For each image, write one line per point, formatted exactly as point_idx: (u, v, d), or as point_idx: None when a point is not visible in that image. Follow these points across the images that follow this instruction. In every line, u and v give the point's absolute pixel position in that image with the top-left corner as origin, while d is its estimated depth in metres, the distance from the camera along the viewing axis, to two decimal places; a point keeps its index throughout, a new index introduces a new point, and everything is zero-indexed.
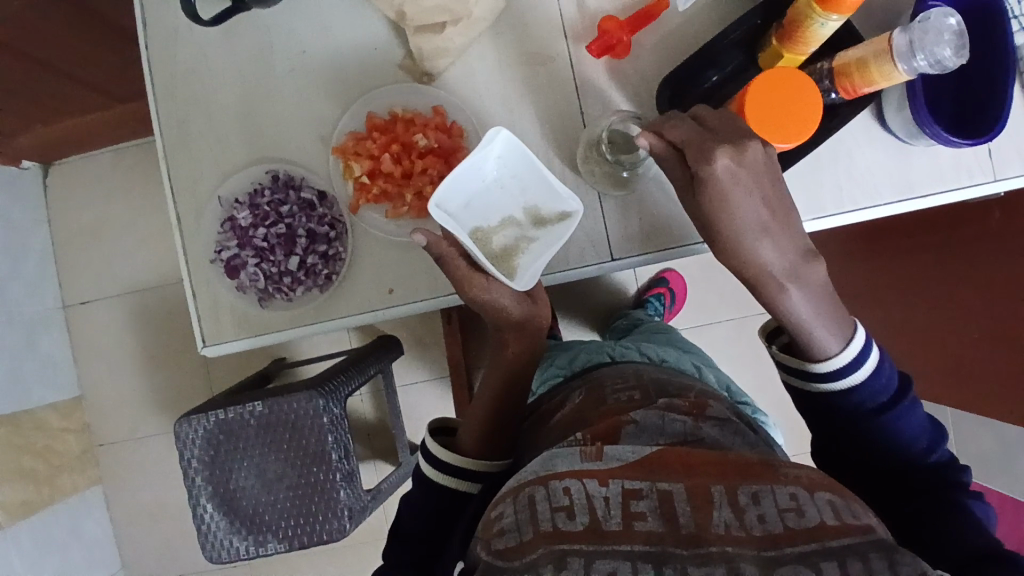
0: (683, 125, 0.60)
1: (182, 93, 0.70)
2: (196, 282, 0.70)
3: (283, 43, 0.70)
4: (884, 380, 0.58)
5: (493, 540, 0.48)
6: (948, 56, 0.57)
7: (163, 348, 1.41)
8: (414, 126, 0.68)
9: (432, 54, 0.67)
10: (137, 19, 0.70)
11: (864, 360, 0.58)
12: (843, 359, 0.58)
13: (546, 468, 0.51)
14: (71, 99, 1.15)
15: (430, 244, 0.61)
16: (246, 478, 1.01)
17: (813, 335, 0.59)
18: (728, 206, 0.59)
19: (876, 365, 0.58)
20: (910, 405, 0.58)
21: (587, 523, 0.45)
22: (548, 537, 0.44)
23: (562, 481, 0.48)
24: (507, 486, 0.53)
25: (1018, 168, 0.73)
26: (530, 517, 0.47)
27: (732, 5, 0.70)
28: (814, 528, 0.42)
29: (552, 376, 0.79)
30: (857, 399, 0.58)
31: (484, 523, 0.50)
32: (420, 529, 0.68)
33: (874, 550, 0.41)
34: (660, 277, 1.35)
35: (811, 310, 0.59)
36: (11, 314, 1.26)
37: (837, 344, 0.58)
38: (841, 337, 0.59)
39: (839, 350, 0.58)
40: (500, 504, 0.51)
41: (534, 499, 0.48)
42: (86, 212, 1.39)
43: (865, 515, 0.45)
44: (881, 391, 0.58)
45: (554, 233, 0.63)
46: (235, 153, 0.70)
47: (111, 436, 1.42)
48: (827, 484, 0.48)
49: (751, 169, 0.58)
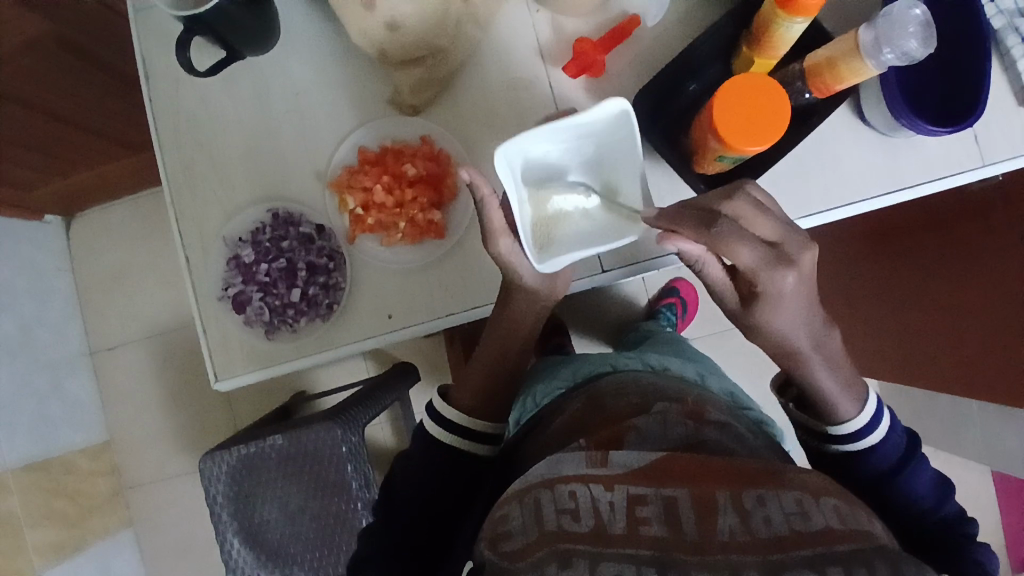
0: (746, 255, 0.58)
1: (185, 139, 0.74)
2: (206, 320, 0.72)
3: (278, 86, 0.73)
4: (895, 443, 0.64)
5: (498, 541, 0.48)
6: (914, 48, 0.59)
7: (186, 388, 1.45)
8: (404, 156, 0.71)
9: (417, 88, 0.70)
10: (141, 73, 0.74)
11: (879, 421, 0.65)
12: (859, 421, 0.64)
13: (551, 472, 0.51)
14: (89, 154, 1.21)
15: (474, 183, 0.63)
16: (269, 511, 1.03)
17: (834, 403, 0.65)
18: (780, 312, 0.62)
19: (886, 430, 0.64)
20: (918, 464, 0.63)
21: (592, 527, 0.45)
22: (551, 539, 0.45)
23: (567, 485, 0.49)
24: (509, 490, 0.53)
25: (1007, 152, 0.73)
26: (535, 520, 0.47)
27: (702, 17, 0.73)
28: (820, 533, 0.43)
29: (552, 388, 0.74)
30: (873, 462, 0.64)
31: (489, 524, 0.50)
32: (416, 493, 0.69)
33: (879, 556, 0.41)
34: (671, 287, 1.36)
35: (835, 383, 0.65)
36: (39, 362, 1.30)
37: (853, 409, 0.65)
38: (856, 402, 0.65)
39: (857, 413, 0.65)
40: (503, 506, 0.51)
41: (539, 502, 0.48)
42: (108, 260, 1.45)
43: (869, 522, 0.45)
44: (894, 451, 0.64)
45: (615, 221, 0.66)
46: (238, 193, 0.74)
47: (140, 477, 1.45)
48: (832, 490, 0.48)
49: (806, 282, 0.61)
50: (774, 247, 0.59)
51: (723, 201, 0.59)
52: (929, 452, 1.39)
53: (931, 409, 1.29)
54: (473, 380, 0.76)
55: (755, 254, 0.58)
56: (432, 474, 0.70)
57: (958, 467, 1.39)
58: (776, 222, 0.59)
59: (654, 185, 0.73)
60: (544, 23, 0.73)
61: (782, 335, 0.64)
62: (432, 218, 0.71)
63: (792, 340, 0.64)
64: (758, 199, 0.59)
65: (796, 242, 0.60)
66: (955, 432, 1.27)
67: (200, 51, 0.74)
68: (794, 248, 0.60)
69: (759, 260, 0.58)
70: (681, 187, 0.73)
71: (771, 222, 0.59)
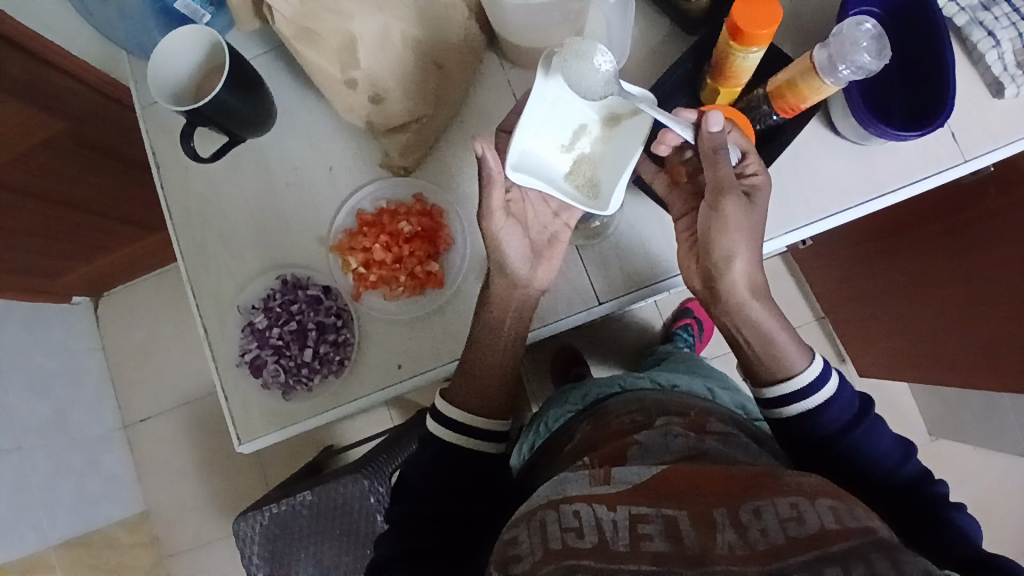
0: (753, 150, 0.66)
1: (195, 219, 0.79)
2: (227, 386, 0.76)
3: (278, 162, 0.79)
4: (848, 400, 0.64)
5: (507, 565, 0.49)
6: (869, 61, 0.61)
7: (217, 452, 1.49)
8: (399, 215, 0.75)
9: (404, 150, 0.75)
10: (152, 164, 0.80)
11: (828, 378, 0.64)
12: (807, 375, 0.64)
13: (556, 493, 0.52)
14: (110, 236, 1.28)
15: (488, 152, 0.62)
16: (304, 568, 1.04)
17: (780, 354, 0.66)
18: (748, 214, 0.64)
19: (837, 389, 0.64)
20: (874, 422, 0.63)
21: (595, 542, 0.46)
22: (558, 555, 0.46)
23: (571, 505, 0.50)
24: (519, 511, 0.54)
25: (985, 146, 0.75)
26: (542, 539, 0.48)
27: (666, 59, 0.77)
28: (815, 535, 0.43)
29: (564, 412, 0.77)
30: (827, 421, 0.63)
31: (499, 547, 0.51)
32: (428, 489, 0.67)
33: (875, 550, 0.41)
34: (683, 308, 1.37)
35: (785, 339, 0.67)
36: (75, 441, 1.35)
37: (804, 363, 0.65)
38: (804, 358, 0.66)
39: (805, 366, 0.65)
40: (513, 527, 0.52)
41: (545, 522, 0.49)
42: (136, 336, 1.51)
43: (867, 518, 0.46)
44: (848, 408, 0.63)
45: (631, 126, 0.65)
46: (248, 264, 0.78)
47: (179, 545, 1.48)
48: (829, 491, 0.49)
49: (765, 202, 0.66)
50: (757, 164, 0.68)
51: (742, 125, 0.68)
52: (967, 448, 1.36)
53: (962, 404, 1.26)
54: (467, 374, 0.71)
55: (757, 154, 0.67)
56: (426, 475, 0.68)
57: (999, 462, 1.36)
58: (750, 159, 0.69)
59: (638, 219, 0.76)
60: (518, 77, 0.78)
61: (722, 261, 0.65)
62: (430, 269, 0.75)
63: (735, 268, 0.65)
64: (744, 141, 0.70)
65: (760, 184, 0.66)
66: (989, 425, 1.23)
67: (204, 138, 0.81)
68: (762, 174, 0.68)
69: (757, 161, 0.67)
70: (663, 217, 0.76)
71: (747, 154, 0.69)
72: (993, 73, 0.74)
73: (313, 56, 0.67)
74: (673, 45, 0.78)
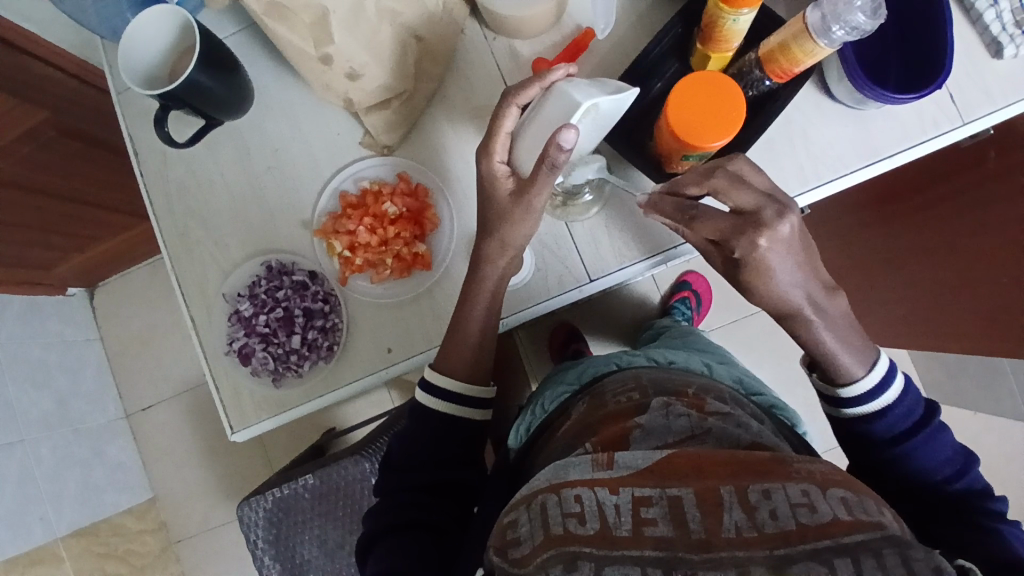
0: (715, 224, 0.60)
1: (178, 205, 0.78)
2: (218, 375, 0.76)
3: (258, 145, 0.77)
4: (910, 405, 0.63)
5: (506, 547, 0.48)
6: (864, 21, 0.57)
7: (219, 437, 1.49)
8: (383, 196, 0.73)
9: (386, 128, 0.73)
10: (131, 151, 0.79)
11: (891, 382, 0.64)
12: (869, 382, 0.64)
13: (558, 477, 0.51)
14: (99, 226, 1.26)
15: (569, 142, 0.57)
16: (309, 549, 1.04)
17: (838, 363, 0.64)
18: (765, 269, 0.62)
19: (900, 394, 0.63)
20: (934, 430, 0.62)
21: (598, 528, 0.45)
22: (557, 541, 0.45)
23: (573, 489, 0.49)
24: (519, 494, 0.53)
25: (986, 107, 0.73)
26: (542, 522, 0.47)
27: (655, 23, 0.75)
28: (828, 524, 0.42)
29: (560, 392, 0.75)
30: (885, 424, 0.63)
31: (498, 529, 0.51)
32: (419, 462, 0.67)
33: (888, 545, 0.41)
34: (681, 281, 1.36)
35: (835, 340, 0.64)
36: (77, 432, 1.35)
37: (863, 370, 0.64)
38: (865, 363, 0.64)
39: (864, 375, 0.64)
40: (513, 511, 0.52)
41: (546, 506, 0.48)
42: (133, 324, 1.51)
43: (879, 511, 0.44)
44: (910, 413, 0.63)
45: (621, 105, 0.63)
46: (233, 251, 0.77)
47: (186, 531, 1.49)
48: (840, 480, 0.47)
49: (785, 245, 0.59)
50: (748, 215, 0.59)
51: (727, 160, 0.60)
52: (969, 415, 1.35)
53: None
54: (465, 353, 0.69)
55: (726, 220, 0.59)
56: (424, 459, 0.67)
57: (1001, 426, 1.36)
58: (754, 193, 0.59)
59: (626, 191, 0.75)
60: (501, 48, 0.76)
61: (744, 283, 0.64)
62: (417, 251, 0.73)
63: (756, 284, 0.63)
64: (738, 170, 0.59)
65: (772, 208, 0.59)
66: None
67: (182, 122, 0.79)
68: (771, 216, 0.58)
69: (733, 224, 0.59)
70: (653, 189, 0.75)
71: (748, 191, 0.59)
72: (992, 32, 0.71)
73: (284, 32, 0.64)
74: (661, 8, 0.75)
